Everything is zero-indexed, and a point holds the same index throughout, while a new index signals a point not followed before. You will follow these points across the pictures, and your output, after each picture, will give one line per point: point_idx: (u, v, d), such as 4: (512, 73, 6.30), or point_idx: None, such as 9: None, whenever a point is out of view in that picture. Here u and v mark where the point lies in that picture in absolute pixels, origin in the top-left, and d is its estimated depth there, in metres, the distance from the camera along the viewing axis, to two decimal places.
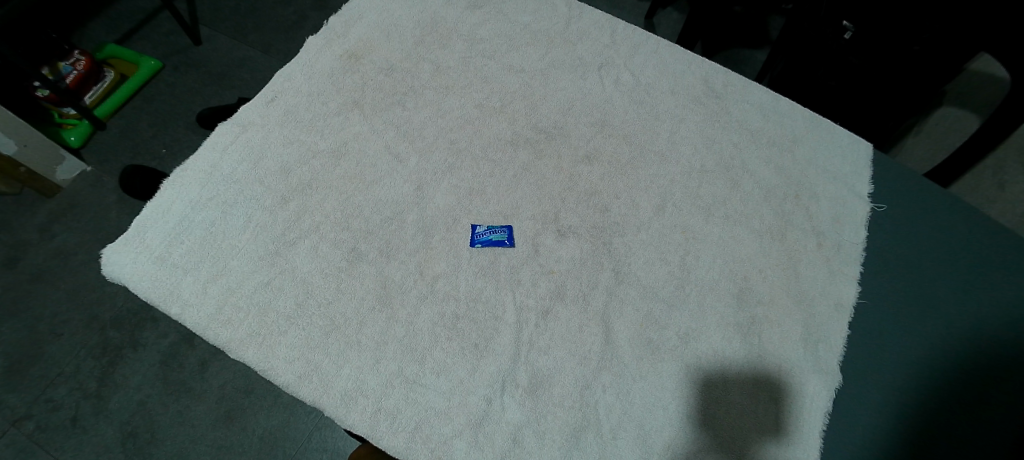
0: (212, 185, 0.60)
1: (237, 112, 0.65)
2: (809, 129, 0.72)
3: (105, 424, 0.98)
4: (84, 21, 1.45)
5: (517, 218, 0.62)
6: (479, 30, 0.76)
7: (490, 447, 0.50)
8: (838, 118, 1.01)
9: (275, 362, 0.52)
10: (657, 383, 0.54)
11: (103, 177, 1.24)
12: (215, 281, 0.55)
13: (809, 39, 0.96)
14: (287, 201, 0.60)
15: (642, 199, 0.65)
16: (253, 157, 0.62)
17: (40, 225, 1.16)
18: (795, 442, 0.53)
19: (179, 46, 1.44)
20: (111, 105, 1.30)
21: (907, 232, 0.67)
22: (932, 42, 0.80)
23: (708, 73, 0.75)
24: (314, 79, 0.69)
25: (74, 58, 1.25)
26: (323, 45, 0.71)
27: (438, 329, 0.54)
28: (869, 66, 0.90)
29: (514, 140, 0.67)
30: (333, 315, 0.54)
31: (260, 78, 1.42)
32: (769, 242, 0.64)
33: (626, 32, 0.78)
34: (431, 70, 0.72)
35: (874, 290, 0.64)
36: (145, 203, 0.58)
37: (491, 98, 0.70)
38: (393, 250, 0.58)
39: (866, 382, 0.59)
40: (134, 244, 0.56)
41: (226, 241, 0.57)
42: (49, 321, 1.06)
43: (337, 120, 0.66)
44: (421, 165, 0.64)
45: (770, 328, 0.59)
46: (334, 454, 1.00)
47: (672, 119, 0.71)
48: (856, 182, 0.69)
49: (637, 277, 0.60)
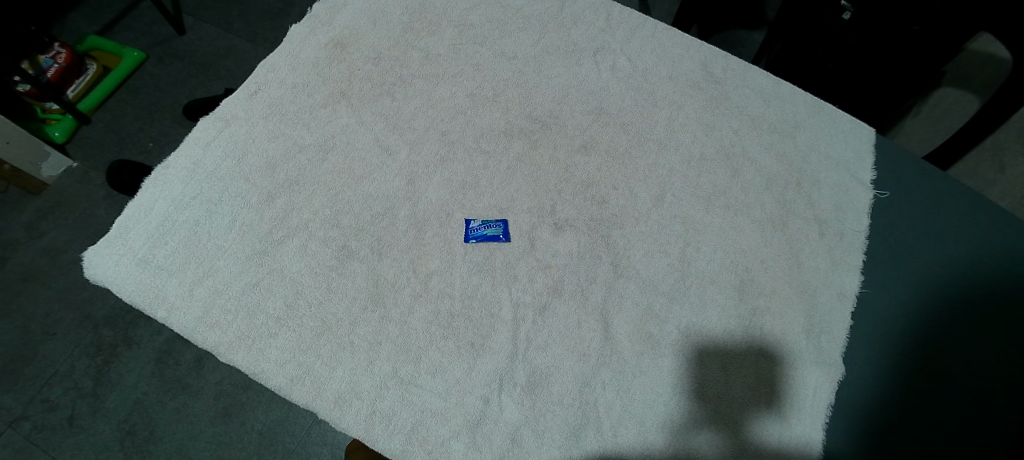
0: (195, 182, 0.58)
1: (219, 106, 0.63)
2: (810, 113, 0.70)
3: (103, 423, 0.97)
4: (62, 13, 1.40)
5: (512, 212, 0.60)
6: (470, 15, 0.73)
7: (489, 448, 0.49)
8: (836, 100, 0.99)
9: (267, 365, 0.50)
10: (657, 378, 0.53)
11: (89, 174, 1.21)
12: (202, 283, 0.53)
13: (808, 19, 0.93)
14: (273, 198, 0.58)
15: (640, 190, 0.63)
16: (238, 152, 0.60)
17: (27, 223, 1.14)
18: (797, 434, 0.52)
19: (162, 36, 1.40)
20: (96, 98, 1.26)
21: (908, 217, 0.66)
22: (933, 21, 0.77)
23: (707, 58, 0.73)
24: (299, 70, 0.66)
25: (54, 51, 1.21)
26: (307, 33, 0.69)
27: (433, 328, 0.53)
28: (868, 46, 0.87)
29: (508, 130, 0.65)
30: (324, 316, 0.53)
31: (247, 69, 1.39)
32: (771, 231, 0.62)
33: (622, 14, 0.75)
34: (421, 58, 0.69)
35: (877, 278, 0.62)
36: (127, 204, 0.56)
37: (484, 86, 0.68)
38: (385, 247, 0.56)
39: (871, 372, 0.58)
40: (117, 246, 0.54)
41: (212, 241, 0.55)
42: (42, 321, 1.04)
43: (323, 113, 0.64)
44: (412, 158, 0.62)
45: (772, 319, 0.57)
46: (334, 448, 0.99)
47: (670, 106, 0.69)
48: (858, 168, 0.68)
49: (637, 271, 0.58)
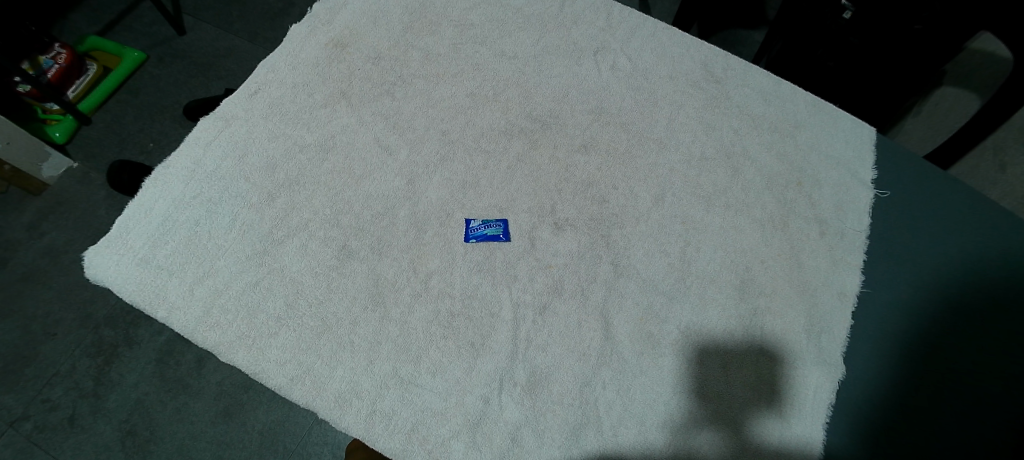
0: (195, 182, 0.58)
1: (219, 106, 0.63)
2: (811, 112, 0.70)
3: (104, 423, 0.97)
4: (62, 13, 1.40)
5: (512, 212, 0.60)
6: (470, 15, 0.73)
7: (489, 447, 0.49)
8: (837, 100, 0.99)
9: (267, 365, 0.50)
10: (657, 378, 0.53)
11: (89, 174, 1.21)
12: (203, 283, 0.53)
13: (808, 18, 0.93)
14: (274, 198, 0.58)
15: (640, 190, 0.63)
16: (238, 152, 0.60)
17: (28, 223, 1.14)
18: (797, 433, 0.52)
19: (162, 36, 1.40)
20: (96, 98, 1.26)
21: (908, 217, 0.66)
22: (934, 20, 0.77)
23: (708, 58, 0.73)
24: (299, 69, 0.66)
25: (55, 52, 1.21)
26: (307, 33, 0.69)
27: (433, 327, 0.53)
28: (868, 45, 0.87)
29: (508, 130, 0.65)
30: (325, 316, 0.53)
31: (247, 69, 1.39)
32: (771, 231, 0.62)
33: (622, 14, 0.75)
34: (421, 58, 0.69)
35: (878, 277, 0.62)
36: (128, 203, 0.56)
37: (484, 86, 0.68)
38: (385, 247, 0.56)
39: (872, 372, 0.57)
40: (117, 246, 0.54)
41: (212, 241, 0.55)
42: (43, 321, 1.04)
43: (323, 112, 0.64)
44: (412, 158, 0.62)
45: (772, 318, 0.57)
46: (334, 448, 0.99)
47: (671, 105, 0.69)
48: (859, 167, 0.68)
49: (637, 270, 0.58)
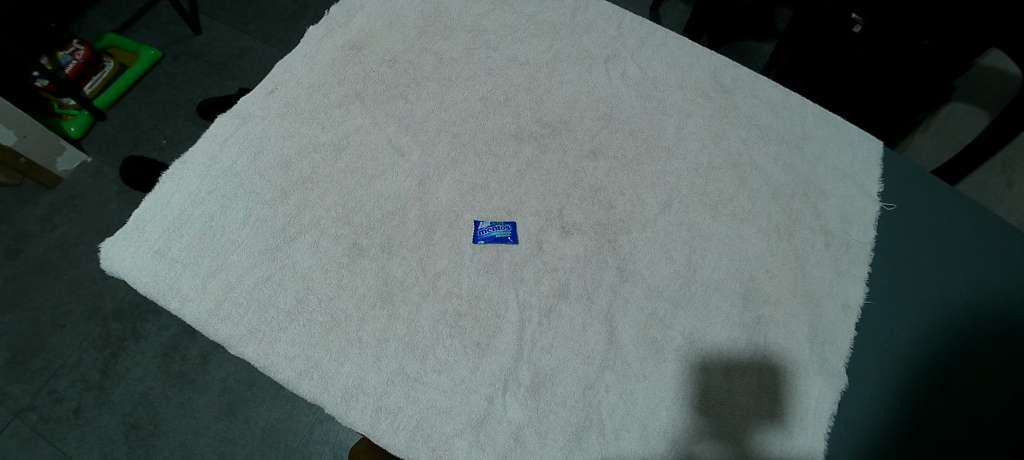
0: (211, 178, 0.59)
1: (236, 104, 0.64)
2: (819, 124, 0.71)
3: (108, 416, 0.98)
4: (82, 9, 1.43)
5: (520, 215, 0.61)
6: (483, 21, 0.75)
7: (491, 447, 0.49)
8: (845, 113, 0.99)
9: (276, 359, 0.51)
10: (659, 384, 0.54)
11: (103, 169, 1.23)
12: (216, 276, 0.54)
13: (817, 32, 0.93)
14: (287, 195, 0.59)
15: (647, 197, 0.64)
16: (253, 149, 0.61)
17: (40, 216, 1.16)
18: (799, 443, 0.52)
19: (179, 35, 1.43)
20: (112, 95, 1.29)
21: (915, 231, 0.66)
22: (944, 36, 0.77)
23: (717, 68, 0.74)
24: (315, 70, 0.67)
25: (73, 48, 1.23)
26: (324, 35, 0.70)
27: (439, 327, 0.54)
28: (878, 60, 0.87)
29: (517, 134, 0.66)
30: (333, 312, 0.53)
31: (260, 69, 1.41)
32: (777, 241, 0.63)
33: (633, 23, 0.76)
34: (435, 62, 0.70)
35: (883, 289, 0.63)
36: (145, 197, 0.58)
37: (495, 91, 0.69)
38: (395, 246, 0.57)
39: (876, 385, 0.58)
40: (133, 238, 0.55)
41: (226, 236, 0.56)
42: (52, 313, 1.06)
43: (337, 113, 0.65)
44: (423, 159, 0.63)
45: (776, 328, 0.58)
46: (336, 447, 1.00)
47: (679, 114, 0.70)
48: (866, 180, 0.68)
49: (642, 276, 0.59)
